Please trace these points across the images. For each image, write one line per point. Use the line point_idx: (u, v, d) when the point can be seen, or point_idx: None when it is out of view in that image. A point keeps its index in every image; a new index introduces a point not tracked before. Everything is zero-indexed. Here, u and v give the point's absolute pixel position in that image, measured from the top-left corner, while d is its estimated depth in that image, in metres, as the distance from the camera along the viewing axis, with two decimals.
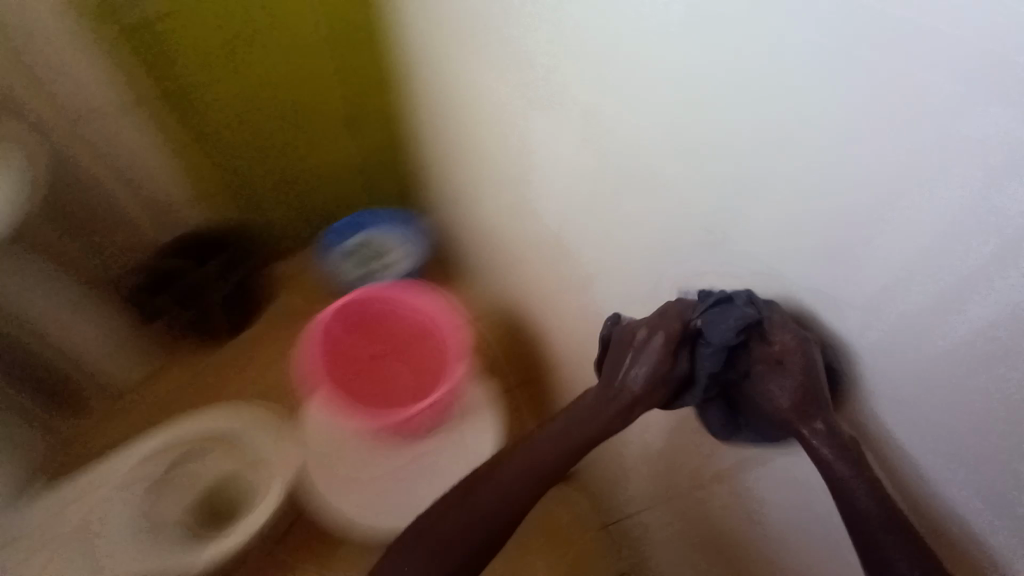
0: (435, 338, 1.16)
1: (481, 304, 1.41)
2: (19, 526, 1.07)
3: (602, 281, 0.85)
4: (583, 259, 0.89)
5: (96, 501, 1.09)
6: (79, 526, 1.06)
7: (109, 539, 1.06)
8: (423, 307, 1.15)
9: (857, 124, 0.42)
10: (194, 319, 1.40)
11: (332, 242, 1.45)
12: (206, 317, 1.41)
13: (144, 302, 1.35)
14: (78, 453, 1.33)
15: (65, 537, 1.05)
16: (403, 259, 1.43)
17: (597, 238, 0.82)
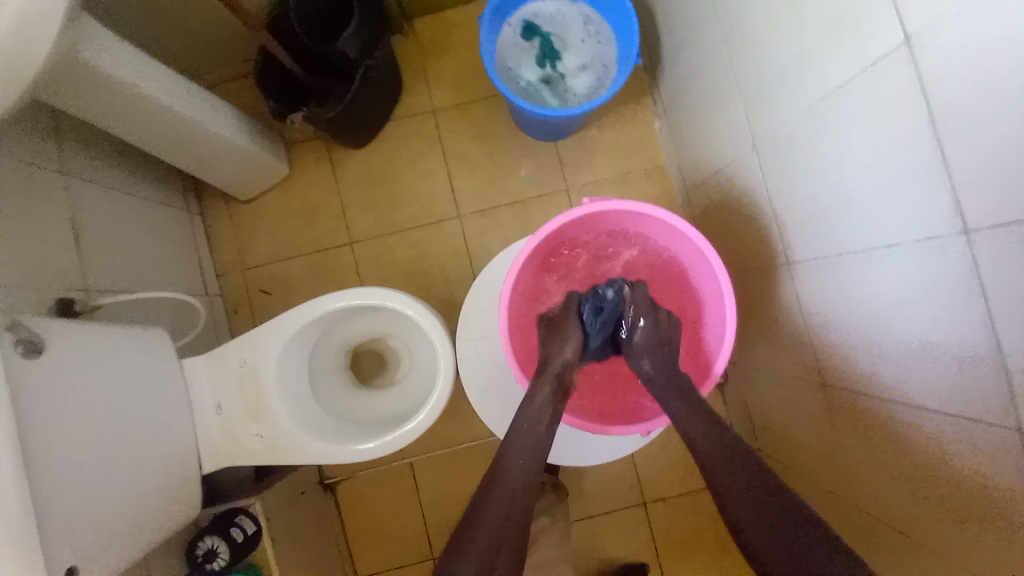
0: (683, 271, 0.85)
1: (719, 159, 1.01)
2: (146, 380, 0.79)
3: (979, 264, 0.53)
4: (988, 248, 0.52)
5: (241, 359, 0.89)
6: (241, 376, 0.89)
7: (274, 411, 0.89)
8: (683, 239, 0.79)
9: None
10: (343, 117, 1.08)
11: (503, 20, 1.06)
12: (353, 116, 1.10)
13: (294, 92, 1.13)
14: (226, 251, 1.25)
15: (232, 386, 0.89)
16: (599, 60, 1.08)
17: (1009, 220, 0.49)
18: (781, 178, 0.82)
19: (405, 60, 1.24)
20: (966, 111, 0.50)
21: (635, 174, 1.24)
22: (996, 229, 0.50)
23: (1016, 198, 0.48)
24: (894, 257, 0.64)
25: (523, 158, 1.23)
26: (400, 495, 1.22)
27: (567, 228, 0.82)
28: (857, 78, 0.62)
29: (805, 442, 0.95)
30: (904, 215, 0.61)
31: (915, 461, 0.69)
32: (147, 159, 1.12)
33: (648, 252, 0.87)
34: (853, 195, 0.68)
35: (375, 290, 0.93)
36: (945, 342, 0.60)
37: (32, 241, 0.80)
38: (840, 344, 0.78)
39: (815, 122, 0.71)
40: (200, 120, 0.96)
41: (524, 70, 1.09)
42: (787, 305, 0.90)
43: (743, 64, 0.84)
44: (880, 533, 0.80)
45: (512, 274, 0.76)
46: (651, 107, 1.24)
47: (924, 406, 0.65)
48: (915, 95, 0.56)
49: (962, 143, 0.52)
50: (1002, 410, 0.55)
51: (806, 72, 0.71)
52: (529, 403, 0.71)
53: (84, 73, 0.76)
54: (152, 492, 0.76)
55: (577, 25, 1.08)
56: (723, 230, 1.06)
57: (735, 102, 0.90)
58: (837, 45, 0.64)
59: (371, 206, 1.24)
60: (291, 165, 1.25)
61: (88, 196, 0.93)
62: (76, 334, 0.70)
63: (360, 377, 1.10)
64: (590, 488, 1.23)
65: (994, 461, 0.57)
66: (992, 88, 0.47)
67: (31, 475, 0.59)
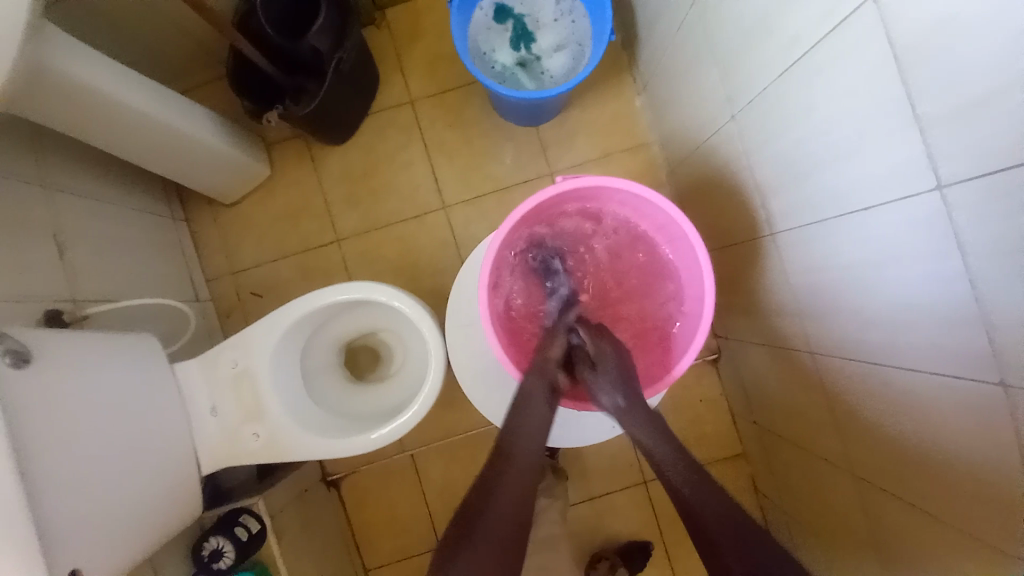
0: (664, 246, 0.85)
1: (700, 133, 1.00)
2: (140, 386, 0.80)
3: (946, 221, 0.54)
4: (958, 203, 0.52)
5: (233, 361, 0.90)
6: (234, 377, 0.90)
7: (270, 411, 0.90)
8: (660, 213, 0.79)
9: None
10: (320, 112, 1.08)
11: (475, 4, 1.05)
12: (329, 110, 1.10)
13: (269, 91, 1.12)
14: (214, 256, 1.25)
15: (226, 388, 0.90)
16: (575, 39, 1.07)
17: (968, 173, 0.50)
18: (760, 147, 0.82)
19: (380, 52, 1.23)
20: (933, 63, 0.50)
21: (618, 154, 1.23)
22: (958, 183, 0.51)
23: (986, 148, 0.47)
24: (869, 220, 0.64)
25: (505, 144, 1.23)
26: (404, 488, 1.23)
27: (545, 208, 0.83)
28: (824, 39, 0.62)
29: (798, 410, 0.95)
30: (874, 176, 0.61)
31: (902, 422, 0.70)
32: (127, 168, 1.12)
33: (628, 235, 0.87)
34: (830, 159, 0.67)
35: (362, 283, 0.93)
36: (920, 302, 0.60)
37: (16, 256, 0.80)
38: (825, 310, 0.78)
39: (788, 87, 0.71)
40: (177, 126, 0.95)
41: (499, 53, 1.08)
42: (774, 275, 0.89)
43: (717, 35, 0.83)
44: (876, 495, 0.81)
45: (492, 253, 0.77)
46: (631, 84, 1.23)
47: (906, 366, 0.66)
48: (882, 54, 0.55)
49: (920, 98, 0.52)
50: (985, 363, 0.55)
51: (776, 38, 0.70)
52: (530, 390, 0.73)
53: (55, 84, 0.75)
54: (153, 494, 0.77)
55: (550, 4, 1.07)
56: (708, 204, 1.05)
57: (711, 73, 0.89)
58: (806, 7, 0.63)
59: (356, 202, 1.24)
60: (272, 165, 1.24)
61: (71, 209, 0.93)
62: (65, 345, 0.71)
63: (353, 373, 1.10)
64: (591, 469, 1.24)
65: (975, 413, 0.58)
66: (950, 44, 0.47)
67: (29, 483, 0.60)
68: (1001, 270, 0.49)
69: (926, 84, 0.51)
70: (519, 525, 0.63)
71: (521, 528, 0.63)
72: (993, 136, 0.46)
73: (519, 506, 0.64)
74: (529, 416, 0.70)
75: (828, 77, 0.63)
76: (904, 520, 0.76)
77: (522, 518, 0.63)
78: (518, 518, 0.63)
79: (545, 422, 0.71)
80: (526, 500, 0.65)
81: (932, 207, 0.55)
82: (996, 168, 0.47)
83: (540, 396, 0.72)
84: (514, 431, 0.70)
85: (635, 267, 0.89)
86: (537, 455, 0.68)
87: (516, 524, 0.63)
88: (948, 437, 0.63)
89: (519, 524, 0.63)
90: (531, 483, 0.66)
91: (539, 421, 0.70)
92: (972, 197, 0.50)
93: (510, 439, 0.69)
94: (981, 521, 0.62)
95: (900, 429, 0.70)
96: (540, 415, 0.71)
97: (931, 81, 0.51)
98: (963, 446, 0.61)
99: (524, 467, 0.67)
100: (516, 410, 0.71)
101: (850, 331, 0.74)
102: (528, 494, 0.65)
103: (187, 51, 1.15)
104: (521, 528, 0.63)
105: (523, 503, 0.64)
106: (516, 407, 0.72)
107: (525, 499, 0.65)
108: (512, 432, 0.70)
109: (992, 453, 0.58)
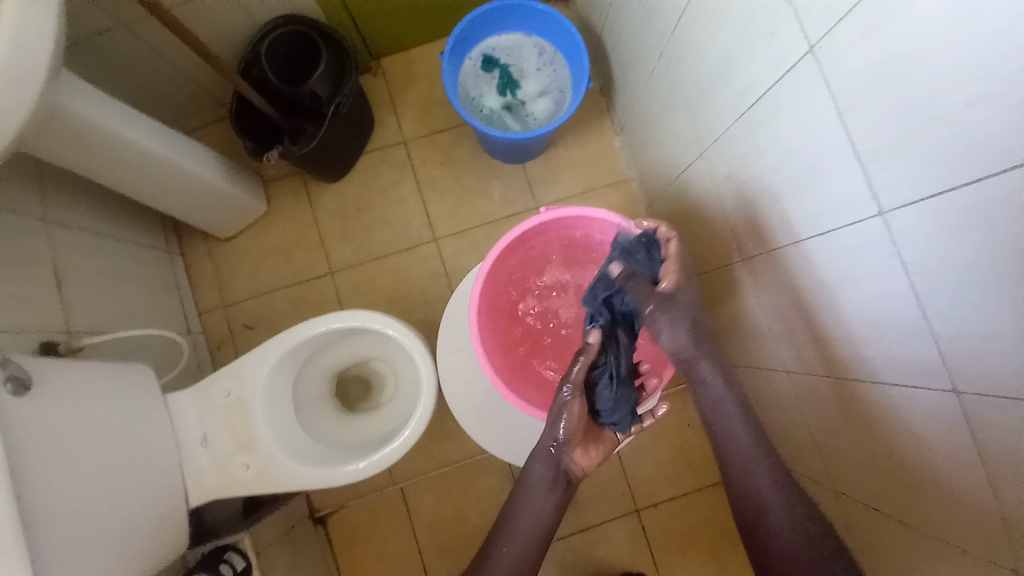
0: None
1: (674, 169, 1.08)
2: (130, 415, 0.80)
3: (888, 243, 0.60)
4: (895, 226, 0.59)
5: (226, 390, 0.91)
6: (226, 407, 0.90)
7: (262, 439, 0.90)
8: (633, 238, 0.86)
9: (977, 301, 0.52)
10: (318, 151, 1.14)
11: (465, 54, 1.15)
12: (327, 150, 1.16)
13: (270, 132, 1.19)
14: (208, 290, 1.27)
15: (219, 417, 0.90)
16: (556, 86, 1.16)
17: (898, 200, 0.57)
18: (727, 182, 0.89)
19: (376, 97, 1.31)
20: (866, 106, 0.57)
21: (600, 189, 1.31)
22: (891, 212, 0.59)
23: (921, 178, 0.53)
24: (822, 245, 0.71)
25: (494, 180, 1.30)
26: (394, 522, 1.21)
27: (530, 237, 0.89)
28: (774, 86, 0.70)
29: (783, 431, 0.98)
30: (822, 206, 0.69)
31: (878, 441, 0.73)
32: (126, 205, 1.15)
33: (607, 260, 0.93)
34: (788, 191, 0.75)
35: (357, 312, 0.96)
36: (877, 321, 0.66)
37: (14, 287, 0.81)
38: (796, 331, 0.83)
39: (747, 128, 0.79)
40: (181, 163, 1.00)
41: (486, 98, 1.17)
42: (748, 299, 0.94)
43: (684, 81, 0.92)
44: (859, 511, 0.83)
45: (481, 278, 0.82)
46: (610, 126, 1.32)
47: (869, 380, 0.71)
48: (822, 99, 0.63)
49: (854, 136, 0.60)
50: (941, 376, 0.59)
51: (736, 84, 0.78)
52: (533, 468, 0.83)
53: (71, 124, 0.80)
54: (141, 525, 0.76)
55: (533, 55, 1.17)
56: (684, 233, 1.12)
57: (681, 116, 0.97)
58: (757, 60, 0.72)
59: (351, 235, 1.28)
60: (269, 201, 1.29)
61: (70, 244, 0.96)
62: (61, 372, 0.72)
63: (342, 402, 1.12)
64: (583, 498, 1.23)
65: (938, 426, 0.62)
66: (872, 90, 0.56)
67: (23, 508, 0.60)
68: (944, 288, 0.55)
69: (857, 124, 0.59)
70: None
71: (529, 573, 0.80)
72: (918, 170, 0.54)
73: (527, 561, 0.80)
74: (531, 508, 0.81)
75: (781, 118, 0.71)
76: (893, 537, 0.78)
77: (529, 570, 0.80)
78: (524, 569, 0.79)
79: (546, 491, 0.82)
80: (532, 558, 0.80)
81: (874, 231, 0.62)
82: (929, 195, 0.53)
83: (545, 489, 0.82)
84: (519, 497, 0.83)
85: None
86: (541, 519, 0.81)
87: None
88: (918, 455, 0.67)
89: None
90: (538, 546, 0.81)
91: (542, 511, 0.82)
92: (906, 223, 0.57)
93: (513, 502, 0.83)
94: (962, 531, 0.64)
95: (870, 440, 0.74)
96: (543, 505, 0.82)
97: (861, 121, 0.59)
98: (931, 463, 0.65)
99: (533, 532, 0.81)
100: (521, 488, 0.83)
101: (816, 348, 0.79)
102: (535, 556, 0.80)
103: (192, 95, 1.21)
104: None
105: (527, 562, 0.80)
106: (521, 486, 0.83)
107: (531, 558, 0.80)
108: (514, 497, 0.83)
109: (960, 470, 0.61)
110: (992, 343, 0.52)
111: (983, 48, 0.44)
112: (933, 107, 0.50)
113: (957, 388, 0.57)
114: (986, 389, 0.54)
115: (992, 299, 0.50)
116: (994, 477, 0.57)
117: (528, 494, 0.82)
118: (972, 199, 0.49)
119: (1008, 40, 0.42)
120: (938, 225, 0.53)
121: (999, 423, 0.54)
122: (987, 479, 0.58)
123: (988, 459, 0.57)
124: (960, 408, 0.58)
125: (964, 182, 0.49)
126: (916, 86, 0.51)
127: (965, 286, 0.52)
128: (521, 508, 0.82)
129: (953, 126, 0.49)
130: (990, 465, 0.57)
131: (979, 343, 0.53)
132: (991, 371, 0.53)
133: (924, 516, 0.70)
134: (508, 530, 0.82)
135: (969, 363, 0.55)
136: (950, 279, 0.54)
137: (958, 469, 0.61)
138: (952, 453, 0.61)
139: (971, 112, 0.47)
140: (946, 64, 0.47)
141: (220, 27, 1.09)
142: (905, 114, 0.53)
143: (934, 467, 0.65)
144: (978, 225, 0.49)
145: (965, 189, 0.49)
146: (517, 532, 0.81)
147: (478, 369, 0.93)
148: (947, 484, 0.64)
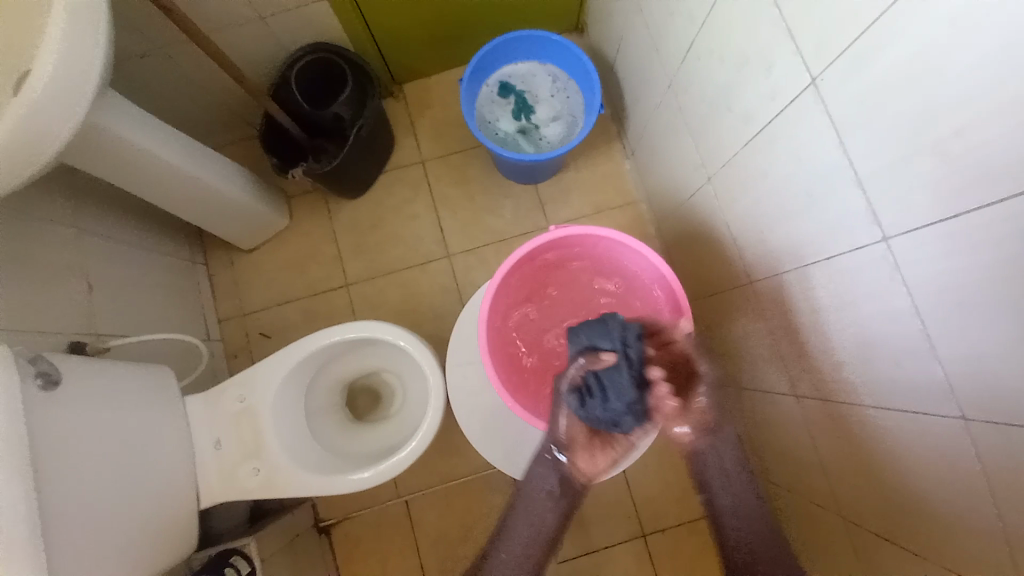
0: (644, 288, 0.92)
1: (681, 192, 1.11)
2: (148, 416, 0.83)
3: (890, 265, 0.61)
4: (895, 249, 0.60)
5: (240, 396, 0.93)
6: (238, 413, 0.93)
7: (272, 446, 0.92)
8: (639, 257, 0.88)
9: (982, 325, 0.52)
10: (339, 169, 1.19)
11: (482, 81, 1.21)
12: (348, 168, 1.21)
13: (294, 150, 1.25)
14: (227, 299, 1.32)
15: (231, 423, 0.92)
16: (568, 111, 1.21)
17: (900, 225, 0.58)
18: (731, 205, 0.91)
19: (395, 120, 1.38)
20: (864, 134, 0.60)
21: (609, 210, 1.34)
22: (893, 236, 0.60)
23: (920, 204, 0.55)
24: (823, 265, 0.72)
25: (506, 200, 1.34)
26: (396, 536, 1.21)
27: (538, 254, 0.91)
28: (776, 114, 0.73)
29: (789, 455, 0.97)
30: (823, 227, 0.70)
31: (884, 465, 0.72)
32: (155, 216, 1.21)
33: (613, 277, 0.95)
34: (790, 215, 0.76)
35: (369, 324, 0.99)
36: (879, 343, 0.66)
37: (48, 290, 0.86)
38: (800, 352, 0.83)
39: (750, 154, 0.82)
40: (210, 178, 1.06)
41: (501, 122, 1.22)
42: (753, 320, 0.95)
43: (690, 108, 0.95)
44: (866, 539, 0.81)
45: (490, 292, 0.84)
46: (620, 150, 1.36)
47: (874, 404, 0.70)
48: (822, 127, 0.65)
49: (854, 162, 0.62)
50: (945, 399, 0.59)
51: (738, 113, 0.81)
52: (538, 470, 0.90)
53: (112, 140, 0.86)
54: (151, 523, 0.78)
55: (546, 82, 1.22)
56: (691, 255, 1.14)
57: (687, 142, 1.01)
58: (758, 90, 0.75)
59: (366, 249, 1.32)
60: (290, 216, 1.34)
61: (102, 251, 1.01)
62: (88, 372, 0.76)
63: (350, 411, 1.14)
64: (588, 519, 1.22)
65: (942, 450, 0.62)
66: (870, 120, 0.58)
67: (42, 500, 0.63)
68: (945, 311, 0.56)
69: (857, 151, 0.61)
70: (531, 566, 0.93)
71: (535, 559, 0.93)
72: (917, 196, 0.55)
73: (532, 550, 0.93)
74: (533, 502, 0.92)
75: (783, 145, 0.74)
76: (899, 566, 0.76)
77: (534, 556, 0.93)
78: (530, 556, 0.93)
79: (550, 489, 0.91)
80: (537, 545, 0.93)
81: (876, 253, 0.63)
82: (933, 221, 0.54)
83: (546, 489, 0.91)
84: (525, 493, 0.93)
85: (616, 305, 0.95)
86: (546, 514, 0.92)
87: (528, 562, 0.93)
88: (926, 481, 0.66)
89: (531, 566, 0.93)
90: (543, 533, 0.93)
91: (542, 505, 0.92)
92: (908, 247, 0.58)
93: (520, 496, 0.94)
94: (967, 559, 0.63)
95: (876, 465, 0.74)
96: (544, 501, 0.92)
97: (860, 148, 0.61)
98: (939, 490, 0.64)
99: (539, 522, 0.93)
100: (527, 486, 0.92)
101: (821, 369, 0.79)
102: (540, 542, 0.93)
103: (222, 115, 1.29)
104: (537, 562, 0.94)
105: (530, 552, 0.93)
106: (528, 484, 0.92)
107: (536, 544, 0.93)
108: (522, 493, 0.94)
109: (968, 497, 0.60)
110: (996, 367, 0.52)
111: (973, 81, 0.46)
112: (929, 136, 0.52)
113: (962, 412, 0.57)
114: (991, 413, 0.54)
115: (997, 323, 0.51)
116: (1002, 505, 0.56)
117: (531, 490, 0.92)
118: (972, 224, 0.50)
119: (1001, 74, 0.44)
120: (938, 248, 0.55)
121: (1006, 449, 0.54)
122: (995, 507, 0.57)
123: (996, 488, 0.56)
124: (966, 433, 0.58)
125: (964, 209, 0.51)
126: (912, 116, 0.53)
127: (971, 308, 0.53)
128: (526, 503, 0.93)
129: (949, 154, 0.51)
130: (998, 493, 0.56)
131: (984, 366, 0.53)
132: (997, 395, 0.53)
133: (934, 548, 0.68)
134: (516, 520, 0.94)
135: (974, 385, 0.55)
136: (954, 302, 0.55)
137: (966, 496, 0.60)
138: (961, 480, 0.60)
139: (966, 141, 0.49)
140: (939, 95, 0.50)
141: (252, 53, 1.16)
142: (903, 143, 0.55)
143: (942, 494, 0.64)
144: (979, 249, 0.50)
145: (965, 214, 0.51)
146: (523, 524, 0.94)
147: (484, 383, 0.94)
148: (956, 511, 0.63)
